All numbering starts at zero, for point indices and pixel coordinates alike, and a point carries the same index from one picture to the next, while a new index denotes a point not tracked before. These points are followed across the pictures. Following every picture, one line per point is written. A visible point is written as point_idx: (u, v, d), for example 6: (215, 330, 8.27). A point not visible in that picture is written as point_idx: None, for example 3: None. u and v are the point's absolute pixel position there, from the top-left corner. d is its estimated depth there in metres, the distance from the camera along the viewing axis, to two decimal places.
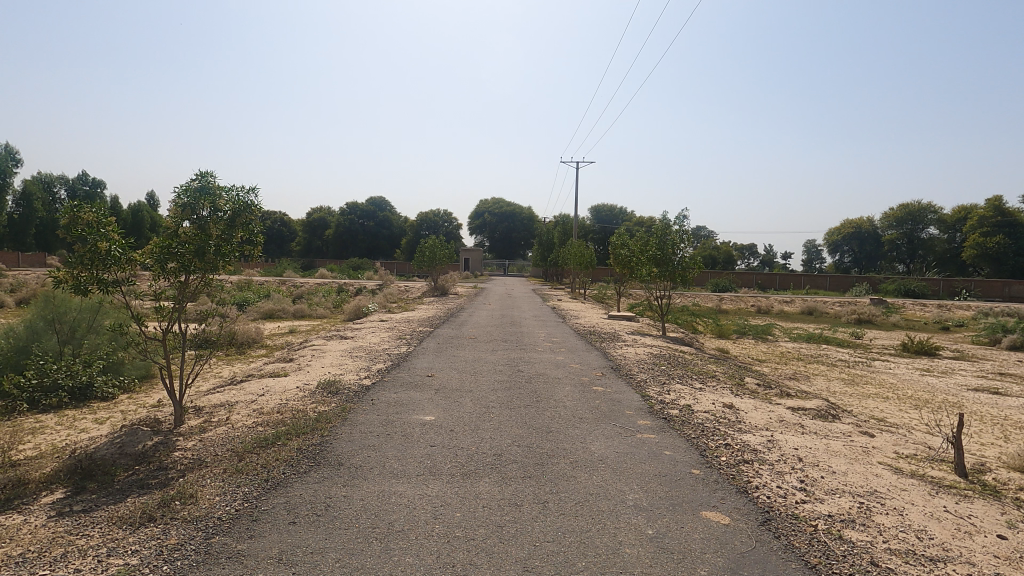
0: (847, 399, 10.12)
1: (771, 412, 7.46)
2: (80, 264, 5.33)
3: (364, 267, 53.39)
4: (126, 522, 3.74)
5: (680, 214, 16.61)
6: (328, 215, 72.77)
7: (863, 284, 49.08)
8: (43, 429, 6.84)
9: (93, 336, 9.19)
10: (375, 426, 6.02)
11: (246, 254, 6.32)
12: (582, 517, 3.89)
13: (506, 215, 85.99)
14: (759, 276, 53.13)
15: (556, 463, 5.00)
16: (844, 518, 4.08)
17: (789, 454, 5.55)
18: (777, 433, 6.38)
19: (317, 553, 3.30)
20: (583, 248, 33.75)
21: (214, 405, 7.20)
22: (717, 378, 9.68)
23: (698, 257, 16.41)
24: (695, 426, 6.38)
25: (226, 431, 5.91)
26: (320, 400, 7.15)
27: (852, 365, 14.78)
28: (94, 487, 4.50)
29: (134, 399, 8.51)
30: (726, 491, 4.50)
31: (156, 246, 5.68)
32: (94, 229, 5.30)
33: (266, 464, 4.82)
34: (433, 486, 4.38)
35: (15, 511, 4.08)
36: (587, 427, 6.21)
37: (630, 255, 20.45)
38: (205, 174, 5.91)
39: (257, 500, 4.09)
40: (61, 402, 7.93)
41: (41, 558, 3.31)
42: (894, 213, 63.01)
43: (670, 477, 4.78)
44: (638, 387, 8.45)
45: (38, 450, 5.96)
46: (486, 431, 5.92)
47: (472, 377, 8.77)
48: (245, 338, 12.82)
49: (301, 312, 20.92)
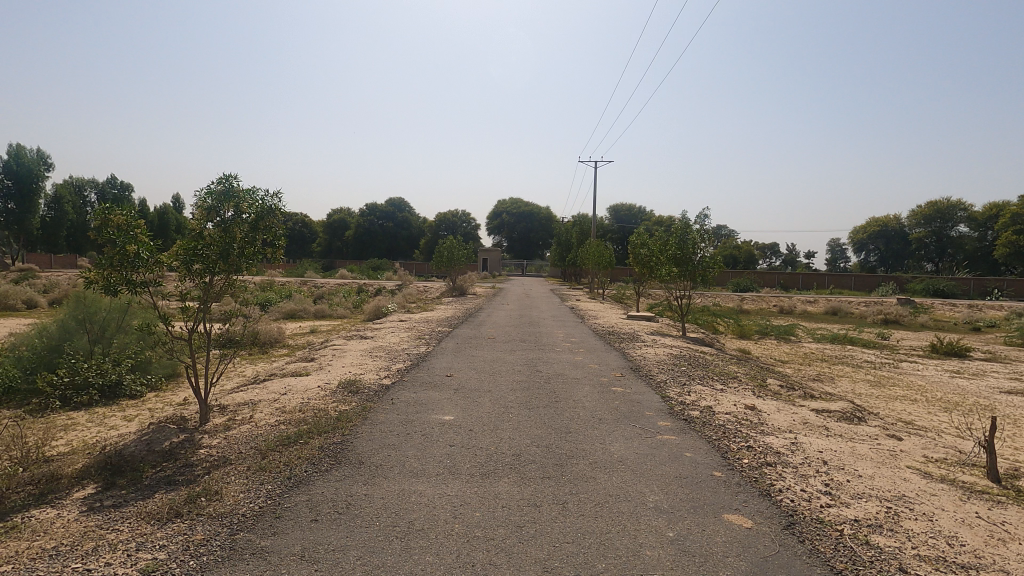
0: (873, 401, 9.91)
1: (795, 414, 7.36)
2: (109, 265, 5.49)
3: (380, 268, 53.77)
4: (154, 518, 3.82)
5: (701, 214, 16.44)
6: (348, 216, 73.82)
7: (890, 284, 47.90)
8: (73, 426, 7.03)
9: (122, 335, 9.47)
10: (394, 426, 6.05)
11: (269, 256, 6.40)
12: (601, 519, 3.86)
13: (522, 215, 85.89)
14: (783, 276, 52.22)
15: (576, 464, 4.99)
16: (871, 523, 3.99)
17: (814, 457, 5.45)
18: (801, 435, 6.29)
19: (338, 551, 3.34)
20: (601, 248, 33.42)
21: (238, 404, 7.30)
22: (740, 380, 9.54)
23: (718, 256, 16.19)
24: (717, 428, 6.31)
25: (250, 430, 5.98)
26: (340, 399, 7.21)
27: (879, 367, 14.35)
28: (124, 483, 4.62)
29: (160, 398, 8.66)
30: (748, 494, 4.43)
31: (181, 246, 5.81)
32: (123, 231, 5.45)
33: (289, 462, 4.88)
34: (453, 485, 4.40)
35: (49, 506, 4.22)
36: (606, 428, 6.17)
37: (648, 254, 20.33)
38: (229, 177, 6.00)
39: (280, 498, 4.14)
40: (91, 400, 8.14)
41: (73, 551, 3.40)
42: (922, 210, 61.26)
43: (691, 479, 4.73)
44: (658, 387, 8.36)
45: (70, 447, 6.13)
46: (505, 431, 5.93)
47: (490, 377, 8.79)
48: (268, 338, 13.03)
49: (322, 312, 21.25)
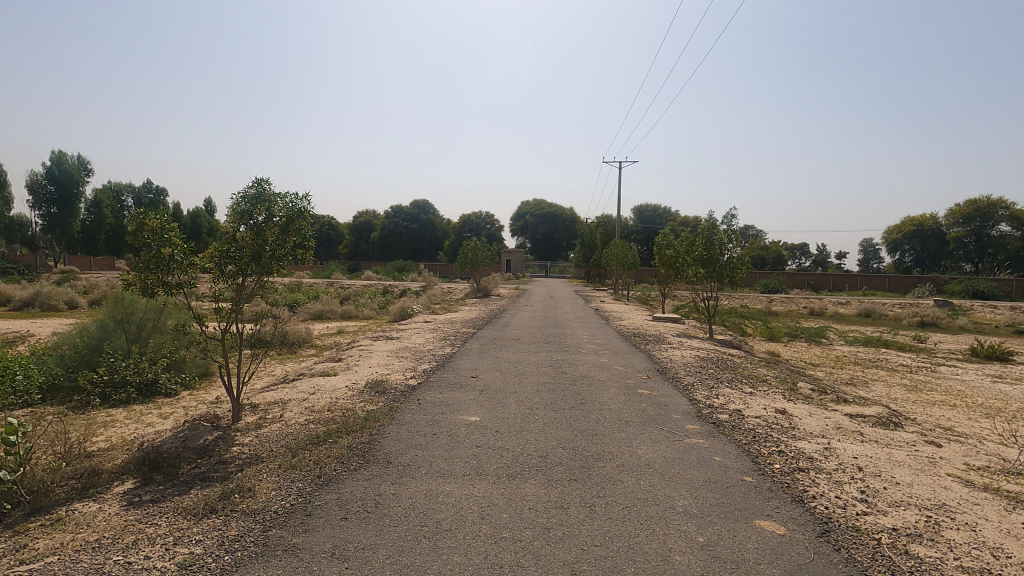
0: (909, 406, 9.60)
1: (828, 419, 7.18)
2: (146, 268, 5.66)
3: (405, 270, 54.27)
4: (190, 513, 3.92)
5: (728, 214, 16.19)
6: (374, 218, 74.73)
7: (927, 285, 46.37)
8: (113, 423, 7.28)
9: (158, 335, 9.75)
10: (421, 426, 6.12)
11: (299, 258, 6.52)
12: (629, 522, 3.83)
13: (546, 217, 85.80)
14: (813, 277, 51.16)
15: (602, 467, 4.95)
16: (910, 532, 3.86)
17: (848, 463, 5.31)
18: (834, 440, 6.13)
19: (368, 549, 3.38)
20: (625, 249, 33.14)
21: (269, 403, 7.46)
22: (769, 383, 9.35)
23: (746, 257, 15.90)
24: (747, 432, 6.19)
25: (280, 428, 6.10)
26: (368, 399, 7.30)
27: (915, 372, 13.89)
28: (161, 479, 4.76)
29: (194, 397, 8.90)
30: (781, 500, 4.34)
31: (216, 250, 6.01)
32: (158, 235, 5.61)
33: (319, 461, 4.97)
34: (480, 486, 4.41)
35: (91, 499, 4.37)
36: (633, 431, 6.11)
37: (674, 255, 20.08)
38: (261, 181, 6.14)
39: (311, 495, 4.21)
40: (129, 398, 8.40)
41: (114, 544, 3.51)
42: (961, 209, 58.88)
43: (721, 483, 4.65)
44: (686, 390, 8.24)
45: (110, 443, 6.34)
46: (531, 433, 5.92)
47: (516, 378, 8.78)
48: (296, 338, 13.27)
49: (348, 313, 21.54)
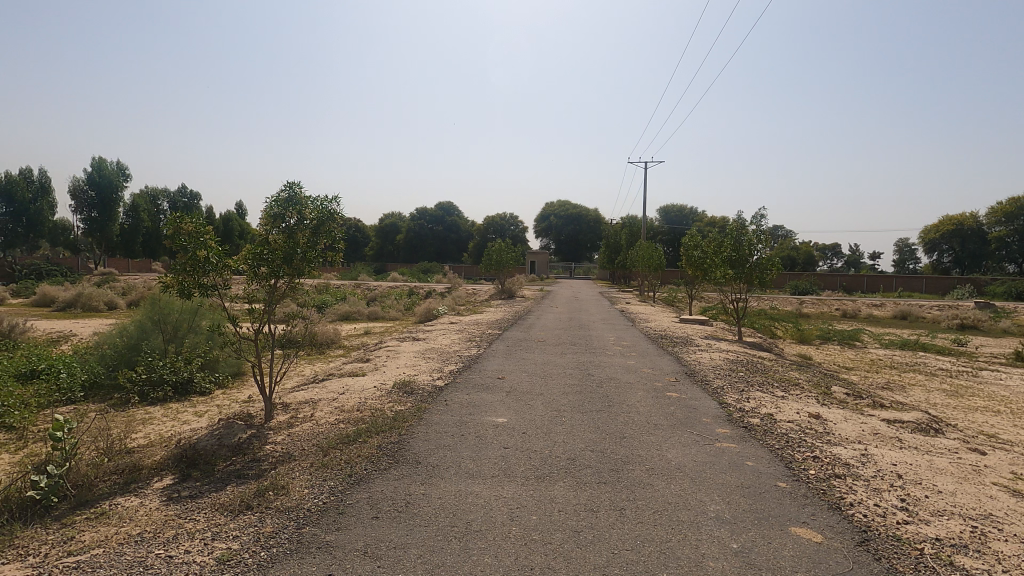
0: (950, 412, 9.26)
1: (864, 424, 6.97)
2: (183, 270, 5.84)
3: (430, 272, 54.74)
4: (227, 510, 4.02)
5: (757, 214, 15.88)
6: (399, 221, 75.61)
7: (967, 286, 44.75)
8: (151, 420, 7.51)
9: (193, 335, 10.02)
10: (449, 426, 6.15)
11: (329, 260, 6.64)
12: (661, 527, 3.78)
13: (570, 218, 85.53)
14: (845, 279, 50.00)
15: (632, 470, 4.90)
16: (954, 543, 3.72)
17: (887, 470, 5.15)
18: (872, 446, 5.95)
19: (400, 549, 3.41)
20: (651, 250, 32.80)
21: (300, 402, 7.61)
22: (802, 387, 9.13)
23: (776, 257, 15.57)
24: (779, 437, 6.06)
25: (311, 428, 6.20)
26: (396, 399, 7.38)
27: (955, 376, 13.42)
28: (198, 475, 4.89)
29: (227, 395, 9.13)
30: (816, 507, 4.23)
31: (250, 252, 6.11)
32: (194, 238, 5.78)
33: (349, 460, 5.04)
34: (509, 488, 4.40)
35: (132, 494, 4.52)
36: (663, 434, 6.04)
37: (701, 256, 19.78)
38: (293, 185, 6.27)
39: (343, 494, 4.27)
40: (166, 396, 8.67)
41: (156, 538, 3.63)
42: (1003, 208, 56.66)
43: (754, 489, 4.55)
44: (715, 393, 8.11)
45: (149, 440, 6.55)
46: (559, 435, 5.90)
47: (542, 380, 8.76)
48: (325, 339, 13.48)
49: (375, 314, 21.81)
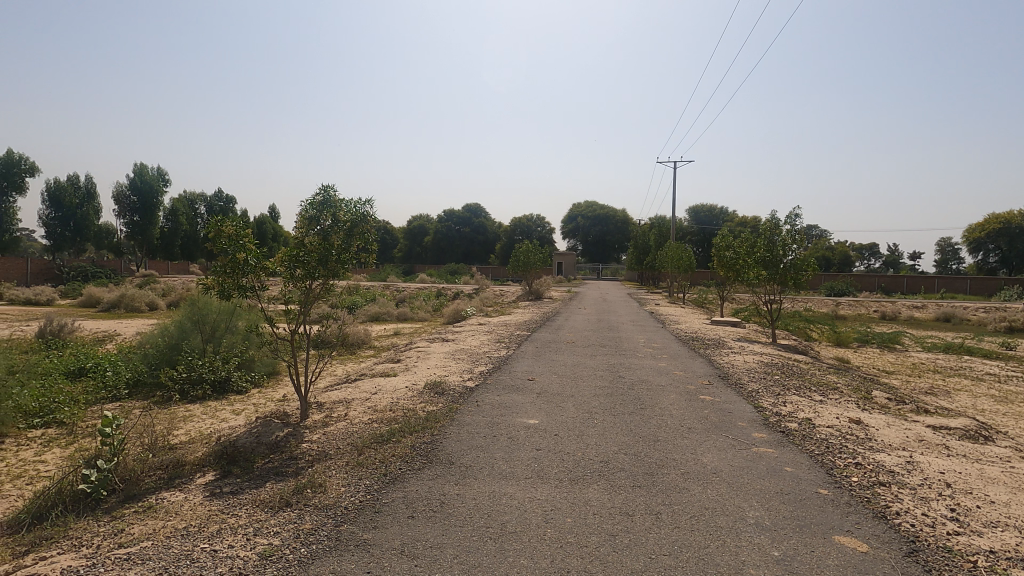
0: (999, 419, 8.86)
1: (908, 431, 6.72)
2: (224, 272, 6.01)
3: (457, 274, 55.13)
4: (267, 506, 4.12)
5: (792, 213, 15.50)
6: (427, 223, 76.45)
7: (1015, 287, 42.83)
8: (191, 417, 7.75)
9: (230, 336, 10.29)
10: (480, 427, 6.17)
11: (363, 261, 6.73)
12: (699, 533, 3.72)
13: (597, 219, 85.04)
14: (883, 279, 48.42)
15: (666, 474, 4.83)
16: (1010, 556, 3.56)
17: (935, 478, 4.95)
18: (918, 454, 5.73)
19: (436, 548, 3.43)
20: (681, 251, 32.34)
21: (334, 402, 7.74)
22: (841, 391, 8.86)
23: (812, 258, 15.17)
24: (819, 442, 5.90)
25: (345, 427, 6.30)
26: (428, 400, 7.44)
27: (1004, 381, 12.83)
28: (238, 472, 5.02)
29: (263, 394, 9.34)
30: (860, 515, 4.10)
31: (286, 254, 6.27)
32: (234, 241, 5.95)
33: (384, 459, 5.11)
34: (542, 490, 4.39)
35: (177, 489, 4.67)
36: (697, 438, 5.94)
37: (733, 256, 19.42)
38: (328, 188, 6.39)
39: (378, 493, 4.33)
40: (205, 394, 8.93)
41: (201, 532, 3.73)
42: None
43: (794, 495, 4.44)
44: (750, 397, 7.94)
45: (190, 436, 6.75)
46: (591, 437, 5.86)
47: (573, 382, 8.71)
48: (356, 339, 13.69)
49: (404, 316, 22.05)
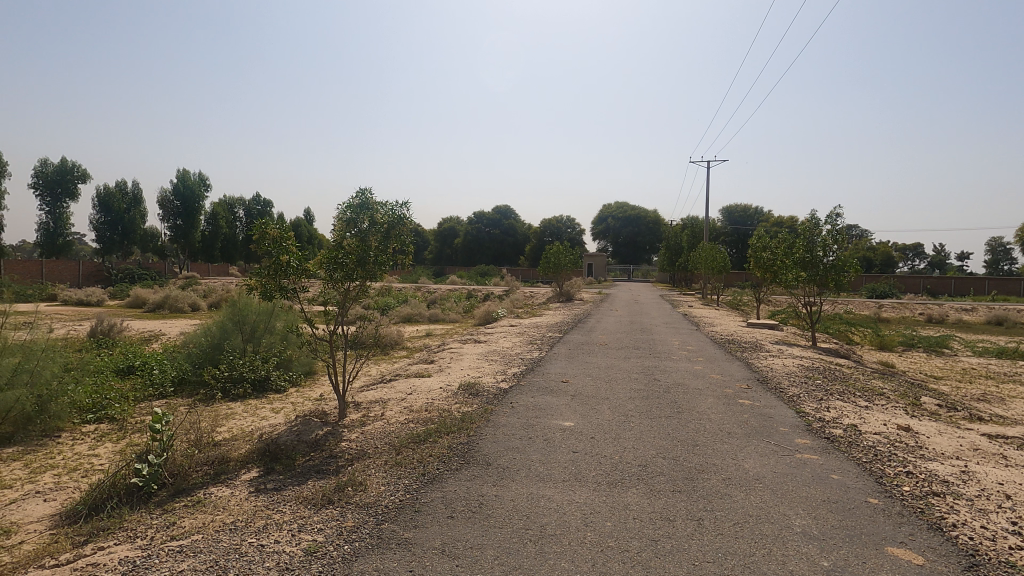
0: None
1: (962, 439, 6.42)
2: (267, 274, 6.19)
3: (487, 275, 55.38)
4: (310, 503, 4.20)
5: (832, 213, 15.02)
6: (457, 224, 77.07)
7: None
8: (233, 415, 7.99)
9: (269, 336, 10.56)
10: (516, 429, 6.16)
11: (399, 263, 6.82)
12: (744, 540, 3.63)
13: (628, 220, 84.19)
14: (929, 280, 46.54)
15: (707, 479, 4.74)
16: None
17: (992, 489, 4.72)
18: (973, 463, 5.48)
19: (476, 549, 3.45)
20: (715, 252, 31.73)
21: (370, 402, 7.87)
22: (887, 397, 8.54)
23: (854, 259, 14.68)
24: (866, 449, 5.69)
25: (382, 426, 6.39)
26: (462, 401, 7.48)
27: None
28: (281, 469, 5.14)
29: (300, 393, 9.56)
30: (914, 526, 3.94)
31: (326, 256, 6.40)
32: (276, 243, 6.10)
33: (421, 459, 5.16)
34: (580, 493, 4.36)
35: (223, 484, 4.82)
36: (737, 443, 5.81)
37: (770, 257, 18.94)
38: (365, 192, 6.49)
39: (417, 492, 4.38)
40: (245, 393, 9.19)
41: (247, 527, 3.83)
42: None
43: (841, 504, 4.30)
44: (792, 402, 7.72)
45: (233, 433, 6.96)
46: (628, 440, 5.79)
47: (607, 384, 8.63)
48: (389, 340, 13.87)
49: (435, 317, 22.24)
